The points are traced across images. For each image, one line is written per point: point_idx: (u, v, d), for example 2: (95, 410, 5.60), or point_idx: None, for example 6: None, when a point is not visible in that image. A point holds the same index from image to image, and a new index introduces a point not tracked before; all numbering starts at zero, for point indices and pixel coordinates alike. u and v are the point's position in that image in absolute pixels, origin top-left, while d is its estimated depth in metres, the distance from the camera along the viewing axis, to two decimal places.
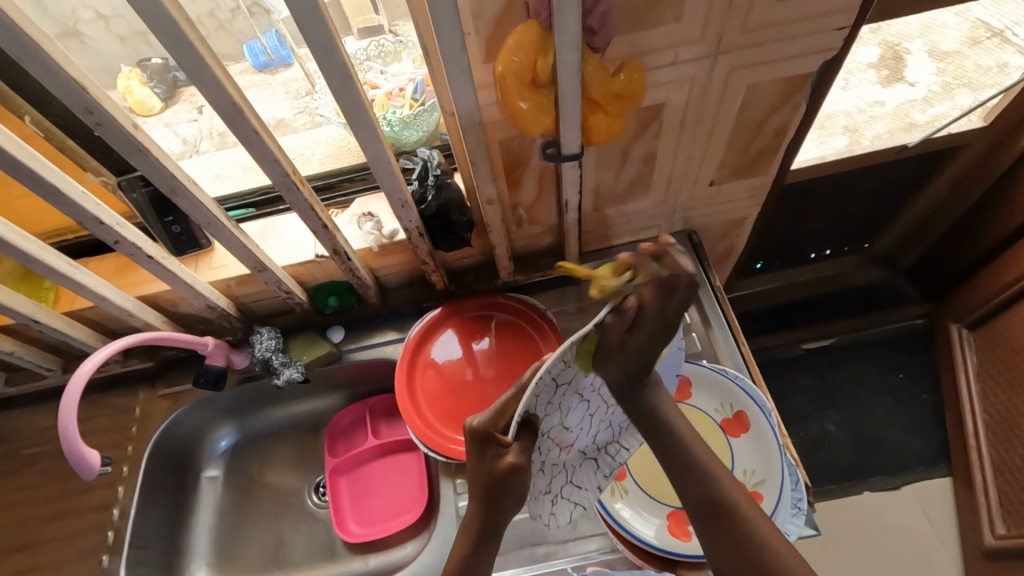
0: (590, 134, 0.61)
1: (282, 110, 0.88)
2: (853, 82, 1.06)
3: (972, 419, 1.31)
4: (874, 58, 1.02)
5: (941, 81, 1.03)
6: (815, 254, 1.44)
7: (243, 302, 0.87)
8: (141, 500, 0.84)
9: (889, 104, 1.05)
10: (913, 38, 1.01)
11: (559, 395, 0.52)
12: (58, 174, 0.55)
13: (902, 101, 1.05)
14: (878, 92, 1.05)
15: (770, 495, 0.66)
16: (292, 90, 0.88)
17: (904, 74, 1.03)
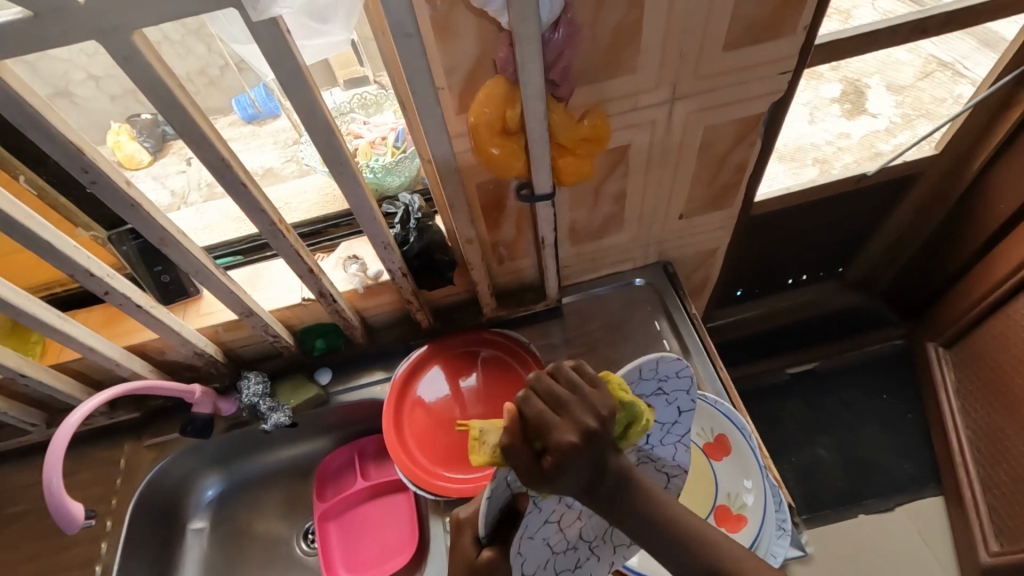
0: (561, 176, 0.65)
1: (270, 159, 0.91)
2: (820, 116, 1.09)
3: (957, 435, 1.33)
4: (836, 93, 1.05)
5: (901, 112, 1.10)
6: (792, 281, 1.49)
7: (230, 347, 0.88)
8: (124, 555, 0.82)
9: (854, 136, 1.13)
10: (872, 74, 1.04)
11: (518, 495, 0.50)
12: (52, 230, 0.57)
13: (868, 133, 1.13)
14: (844, 125, 1.12)
15: (754, 520, 0.67)
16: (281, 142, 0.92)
17: (867, 108, 1.09)
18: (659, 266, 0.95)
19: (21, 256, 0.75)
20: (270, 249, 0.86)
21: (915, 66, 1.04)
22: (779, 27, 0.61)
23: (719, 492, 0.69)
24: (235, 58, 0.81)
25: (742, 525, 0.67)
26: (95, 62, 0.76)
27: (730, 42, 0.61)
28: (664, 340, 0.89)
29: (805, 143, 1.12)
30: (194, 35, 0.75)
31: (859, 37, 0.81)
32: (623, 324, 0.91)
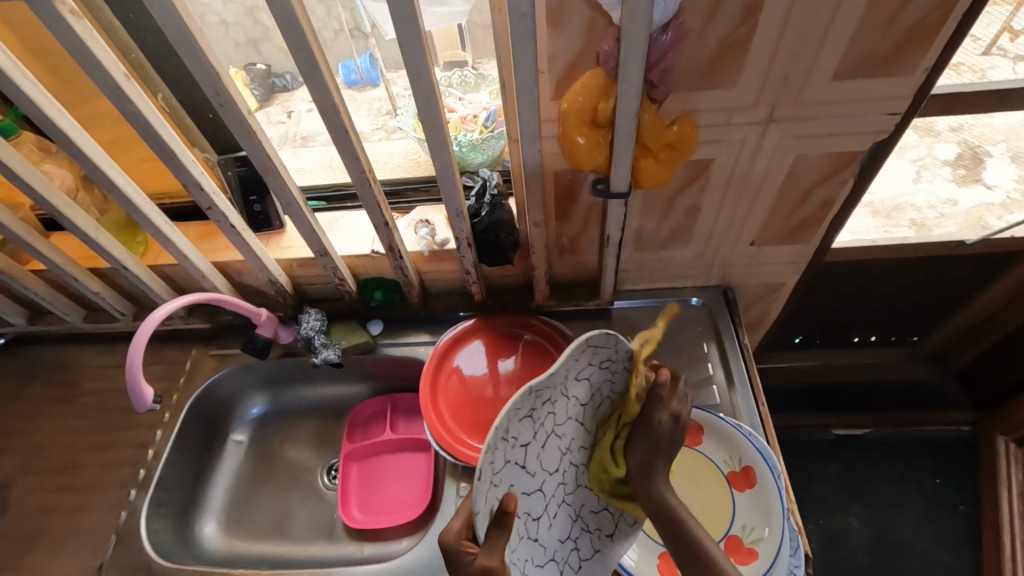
0: (640, 177, 0.66)
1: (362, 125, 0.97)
2: (927, 176, 1.06)
3: (1012, 538, 1.25)
4: (951, 155, 1.04)
5: (1023, 188, 1.02)
6: (858, 338, 1.42)
7: (299, 283, 0.95)
8: (174, 446, 0.90)
9: (963, 204, 1.06)
10: (995, 141, 1.02)
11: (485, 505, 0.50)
12: (178, 142, 0.64)
13: (977, 204, 1.05)
14: (952, 190, 1.05)
15: (764, 556, 0.65)
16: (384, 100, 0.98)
17: (982, 176, 1.04)
18: (718, 289, 0.93)
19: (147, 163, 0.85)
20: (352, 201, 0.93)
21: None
22: (894, 65, 0.59)
23: (733, 523, 0.68)
24: (350, 24, 0.86)
25: (751, 560, 0.65)
26: (228, 10, 0.82)
27: (840, 72, 0.59)
28: (709, 364, 0.88)
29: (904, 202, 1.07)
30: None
31: (987, 93, 0.77)
32: (671, 340, 0.91)
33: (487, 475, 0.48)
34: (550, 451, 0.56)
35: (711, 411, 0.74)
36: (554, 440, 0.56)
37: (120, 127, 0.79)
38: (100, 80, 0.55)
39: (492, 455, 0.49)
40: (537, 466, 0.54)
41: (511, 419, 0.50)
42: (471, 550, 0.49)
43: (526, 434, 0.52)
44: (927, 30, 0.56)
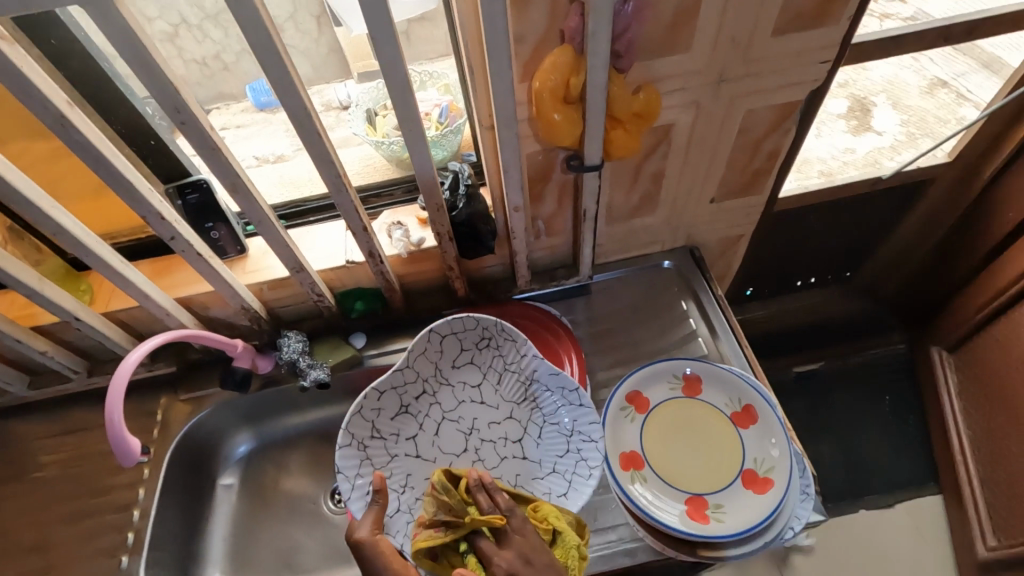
0: (611, 149, 0.69)
1: (282, 146, 0.94)
2: (826, 131, 1.18)
3: (957, 434, 1.39)
4: (842, 109, 1.13)
5: (906, 131, 1.18)
6: (800, 281, 1.55)
7: (271, 306, 0.90)
8: (161, 501, 0.84)
9: (859, 151, 1.21)
10: (877, 92, 1.12)
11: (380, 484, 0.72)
12: (132, 170, 0.60)
13: (871, 149, 1.21)
14: (850, 140, 1.19)
15: (780, 481, 0.69)
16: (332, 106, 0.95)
17: (871, 124, 1.16)
18: (685, 250, 0.98)
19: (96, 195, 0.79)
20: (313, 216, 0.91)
21: (921, 88, 1.11)
22: (824, 17, 0.64)
23: (745, 458, 0.72)
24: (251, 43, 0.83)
25: (768, 487, 0.69)
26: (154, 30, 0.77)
27: (779, 28, 0.65)
28: (691, 320, 0.92)
29: (811, 157, 1.20)
30: (214, 19, 0.78)
31: (886, 40, 0.87)
32: (651, 304, 0.95)
33: (362, 462, 0.72)
34: (447, 435, 0.77)
35: (706, 361, 0.79)
36: (447, 424, 0.77)
37: (61, 155, 0.73)
38: (41, 111, 0.51)
39: (366, 449, 0.72)
40: (438, 450, 0.76)
41: (385, 419, 0.74)
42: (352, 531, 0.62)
43: (407, 428, 0.75)
44: None
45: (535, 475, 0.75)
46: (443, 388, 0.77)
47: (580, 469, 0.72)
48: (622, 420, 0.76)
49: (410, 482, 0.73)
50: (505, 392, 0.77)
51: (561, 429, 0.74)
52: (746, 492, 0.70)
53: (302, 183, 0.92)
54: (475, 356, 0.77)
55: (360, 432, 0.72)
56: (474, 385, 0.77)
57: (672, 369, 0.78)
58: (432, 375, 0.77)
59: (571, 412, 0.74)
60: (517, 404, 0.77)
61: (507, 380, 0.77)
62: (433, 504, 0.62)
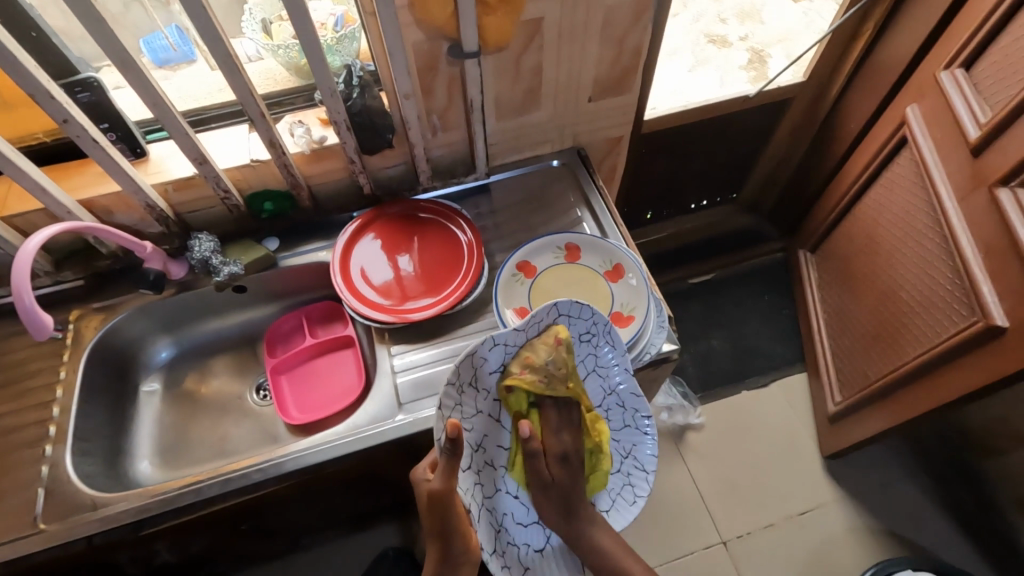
0: (487, 34, 0.79)
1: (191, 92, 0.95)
2: (729, 81, 1.41)
3: (817, 318, 1.64)
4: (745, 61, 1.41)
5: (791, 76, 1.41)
6: (695, 205, 1.83)
7: (179, 212, 0.93)
8: (81, 399, 0.87)
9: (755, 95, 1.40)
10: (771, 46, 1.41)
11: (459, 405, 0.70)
12: (15, 45, 0.63)
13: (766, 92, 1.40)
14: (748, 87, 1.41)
15: (640, 316, 0.83)
16: (231, 32, 0.97)
17: (767, 74, 1.40)
18: (573, 150, 1.10)
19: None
20: (203, 125, 0.93)
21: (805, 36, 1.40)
22: None
23: (615, 303, 0.86)
24: None
25: (630, 322, 0.83)
26: None
27: None
28: (578, 209, 1.05)
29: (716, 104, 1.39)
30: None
31: None
32: (543, 196, 1.06)
33: (454, 407, 0.69)
34: None
35: (583, 233, 0.92)
36: None
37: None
38: None
39: (460, 394, 0.70)
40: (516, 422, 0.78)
41: (484, 373, 0.72)
42: (426, 475, 0.70)
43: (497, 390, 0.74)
44: None
45: (586, 483, 0.84)
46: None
47: (624, 491, 0.83)
48: (512, 283, 0.88)
49: (482, 445, 0.74)
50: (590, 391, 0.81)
51: (619, 448, 0.84)
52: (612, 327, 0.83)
53: (205, 96, 0.95)
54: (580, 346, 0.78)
55: (464, 375, 0.70)
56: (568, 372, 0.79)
57: (555, 241, 0.91)
58: (539, 346, 0.76)
59: (635, 436, 0.83)
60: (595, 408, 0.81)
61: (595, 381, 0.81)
62: (546, 352, 0.73)
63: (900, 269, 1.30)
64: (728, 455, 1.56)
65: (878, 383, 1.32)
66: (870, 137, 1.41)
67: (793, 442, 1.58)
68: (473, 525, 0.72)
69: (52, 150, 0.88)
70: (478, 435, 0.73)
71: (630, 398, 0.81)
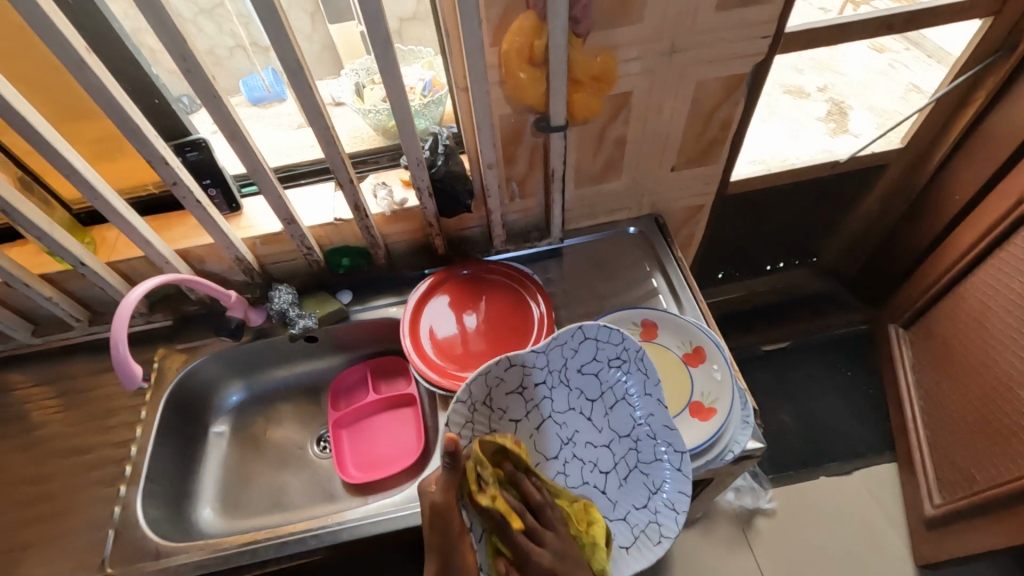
0: (573, 110, 0.77)
1: (280, 138, 1.02)
2: (806, 131, 1.32)
3: (910, 403, 1.47)
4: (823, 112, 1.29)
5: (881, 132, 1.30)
6: (769, 267, 1.70)
7: (264, 263, 0.97)
8: (157, 440, 0.89)
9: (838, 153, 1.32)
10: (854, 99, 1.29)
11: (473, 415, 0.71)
12: (141, 117, 0.67)
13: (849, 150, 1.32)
14: (827, 141, 1.32)
15: (722, 410, 0.76)
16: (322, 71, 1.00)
17: (848, 127, 1.31)
18: (650, 218, 1.06)
19: (118, 155, 0.89)
20: (295, 181, 0.98)
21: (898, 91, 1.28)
22: None
23: (694, 392, 0.79)
24: (248, 41, 0.90)
25: (712, 415, 0.76)
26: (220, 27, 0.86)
27: (721, 3, 0.73)
28: (653, 279, 1.00)
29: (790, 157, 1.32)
30: (209, 14, 0.84)
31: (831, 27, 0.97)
32: (616, 265, 1.03)
33: (464, 424, 0.70)
34: (545, 438, 0.75)
35: (661, 309, 0.87)
36: (550, 427, 0.76)
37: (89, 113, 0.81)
38: (62, 53, 0.57)
39: (472, 413, 0.70)
40: (533, 444, 0.75)
41: (499, 393, 0.73)
42: None
43: (515, 410, 0.74)
44: None
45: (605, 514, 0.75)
46: (561, 387, 0.75)
47: (649, 530, 0.72)
48: None
49: None
50: (614, 420, 0.76)
51: (648, 481, 0.74)
52: (690, 419, 0.77)
53: (298, 152, 1.00)
54: (602, 372, 0.75)
55: (477, 395, 0.71)
56: (589, 400, 0.76)
57: (631, 316, 0.87)
58: (557, 370, 0.75)
59: (663, 472, 0.73)
60: (620, 437, 0.75)
61: (620, 410, 0.75)
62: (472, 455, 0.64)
63: (1018, 361, 1.16)
64: (802, 549, 1.41)
65: (989, 491, 1.16)
66: (980, 213, 1.28)
67: (879, 541, 1.42)
68: (474, 547, 0.66)
69: (157, 201, 0.94)
70: None
71: (661, 429, 0.73)
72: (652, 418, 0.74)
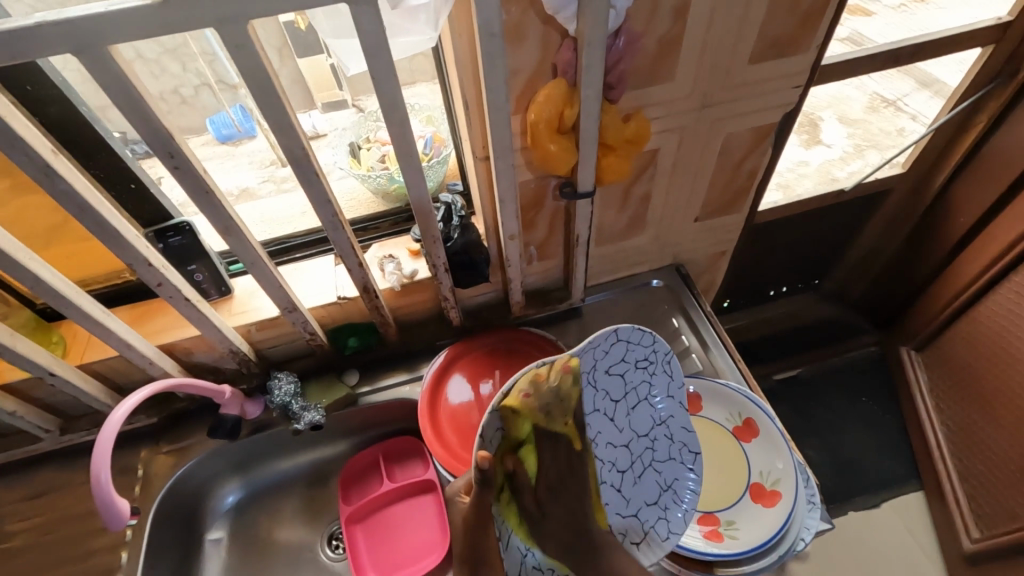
0: (603, 175, 0.70)
1: (246, 180, 0.91)
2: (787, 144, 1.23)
3: (933, 432, 1.45)
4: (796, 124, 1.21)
5: (853, 143, 1.27)
6: (774, 292, 1.64)
7: (259, 348, 0.87)
8: (145, 565, 0.79)
9: (813, 164, 1.29)
10: (825, 108, 1.22)
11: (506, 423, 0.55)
12: (119, 219, 0.58)
13: (824, 161, 1.28)
14: (803, 153, 1.27)
15: (788, 492, 0.70)
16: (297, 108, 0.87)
17: (821, 138, 1.26)
18: (673, 269, 1.00)
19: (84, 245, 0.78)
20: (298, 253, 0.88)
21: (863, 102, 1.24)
22: (795, 46, 0.68)
23: (752, 472, 0.73)
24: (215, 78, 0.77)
25: (777, 499, 0.70)
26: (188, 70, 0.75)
27: (755, 56, 0.67)
28: (683, 337, 0.93)
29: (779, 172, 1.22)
30: (173, 54, 0.71)
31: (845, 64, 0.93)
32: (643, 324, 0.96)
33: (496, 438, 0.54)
34: (567, 441, 0.62)
35: (703, 377, 0.80)
36: (573, 432, 0.62)
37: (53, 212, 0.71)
38: (24, 161, 0.48)
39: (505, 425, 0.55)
40: (550, 447, 0.61)
41: (531, 401, 0.57)
42: (461, 496, 0.61)
43: (543, 417, 0.59)
44: (818, 10, 0.65)
45: (618, 513, 0.66)
46: (588, 390, 0.61)
47: (658, 526, 0.66)
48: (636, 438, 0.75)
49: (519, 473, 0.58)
50: (636, 419, 0.66)
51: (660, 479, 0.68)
52: (754, 506, 0.71)
53: (287, 221, 0.90)
54: (630, 372, 0.63)
55: (511, 405, 0.55)
56: (614, 401, 0.64)
57: None
58: (590, 371, 0.60)
59: (679, 469, 0.68)
60: (638, 436, 0.67)
61: (643, 409, 0.66)
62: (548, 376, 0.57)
63: None
64: None
65: None
66: (988, 237, 1.25)
67: None
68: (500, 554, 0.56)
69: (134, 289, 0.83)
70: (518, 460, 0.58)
71: (677, 427, 0.68)
72: (671, 419, 0.68)
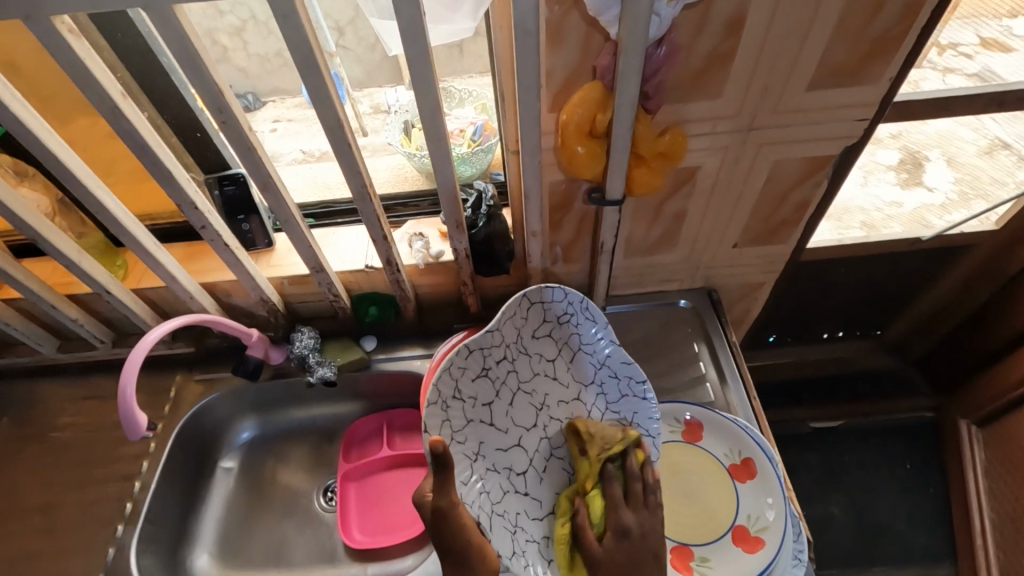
0: (633, 185, 0.69)
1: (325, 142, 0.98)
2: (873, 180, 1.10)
3: (980, 514, 1.32)
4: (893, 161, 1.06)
5: (958, 190, 1.09)
6: (827, 335, 1.53)
7: (290, 301, 0.93)
8: (162, 478, 0.87)
9: (907, 206, 1.13)
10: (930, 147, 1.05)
11: (447, 410, 0.63)
12: (174, 163, 0.64)
13: (919, 205, 1.12)
14: (897, 193, 1.11)
15: (772, 542, 0.68)
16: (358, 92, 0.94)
17: (922, 180, 1.09)
18: (704, 292, 0.97)
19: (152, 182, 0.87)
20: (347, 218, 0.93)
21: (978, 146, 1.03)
22: (861, 75, 0.63)
23: (739, 512, 0.71)
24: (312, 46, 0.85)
25: (759, 547, 0.68)
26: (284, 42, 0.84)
27: (814, 83, 0.64)
28: (701, 363, 0.90)
29: (852, 206, 1.13)
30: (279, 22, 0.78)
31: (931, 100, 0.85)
32: (661, 343, 0.93)
33: (442, 425, 0.62)
34: (520, 409, 0.70)
35: (709, 407, 0.77)
36: (521, 398, 0.70)
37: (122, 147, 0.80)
38: (97, 100, 0.54)
39: (446, 411, 0.63)
40: (507, 419, 0.69)
41: (466, 381, 0.66)
42: None
43: (483, 394, 0.67)
44: (892, 40, 0.60)
45: None
46: (522, 356, 0.70)
47: None
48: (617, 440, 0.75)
49: (481, 452, 0.66)
50: (575, 371, 0.75)
51: (619, 416, 0.75)
52: (734, 549, 0.69)
53: (333, 187, 0.95)
54: (556, 331, 0.73)
55: (446, 391, 0.63)
56: (550, 360, 0.73)
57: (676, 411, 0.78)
58: (515, 343, 0.70)
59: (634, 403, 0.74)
60: (585, 385, 0.75)
61: (580, 360, 0.75)
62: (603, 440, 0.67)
63: None
64: None
65: None
66: None
67: None
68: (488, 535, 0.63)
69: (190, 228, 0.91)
70: (474, 442, 0.65)
71: (621, 367, 0.74)
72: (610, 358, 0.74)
